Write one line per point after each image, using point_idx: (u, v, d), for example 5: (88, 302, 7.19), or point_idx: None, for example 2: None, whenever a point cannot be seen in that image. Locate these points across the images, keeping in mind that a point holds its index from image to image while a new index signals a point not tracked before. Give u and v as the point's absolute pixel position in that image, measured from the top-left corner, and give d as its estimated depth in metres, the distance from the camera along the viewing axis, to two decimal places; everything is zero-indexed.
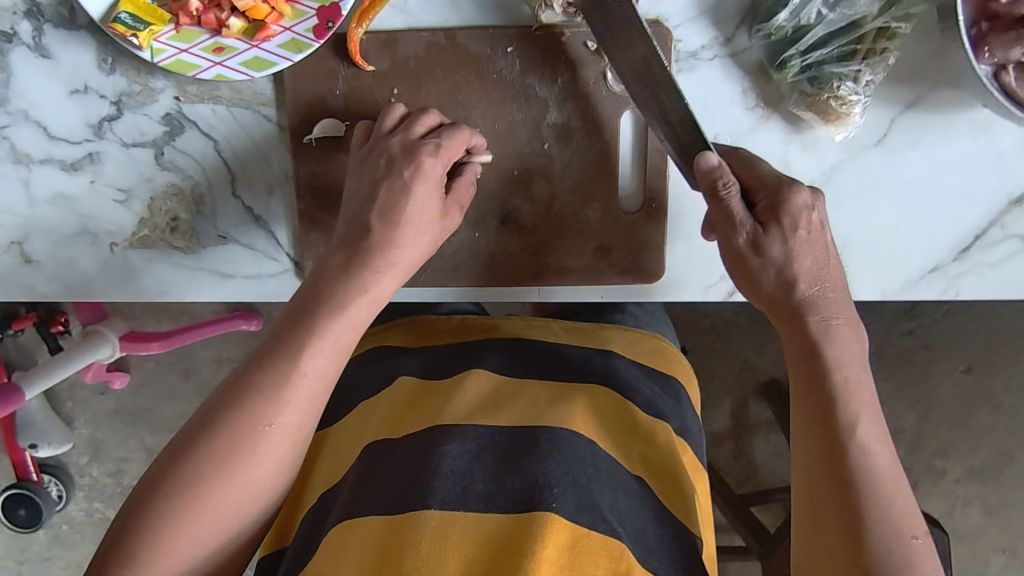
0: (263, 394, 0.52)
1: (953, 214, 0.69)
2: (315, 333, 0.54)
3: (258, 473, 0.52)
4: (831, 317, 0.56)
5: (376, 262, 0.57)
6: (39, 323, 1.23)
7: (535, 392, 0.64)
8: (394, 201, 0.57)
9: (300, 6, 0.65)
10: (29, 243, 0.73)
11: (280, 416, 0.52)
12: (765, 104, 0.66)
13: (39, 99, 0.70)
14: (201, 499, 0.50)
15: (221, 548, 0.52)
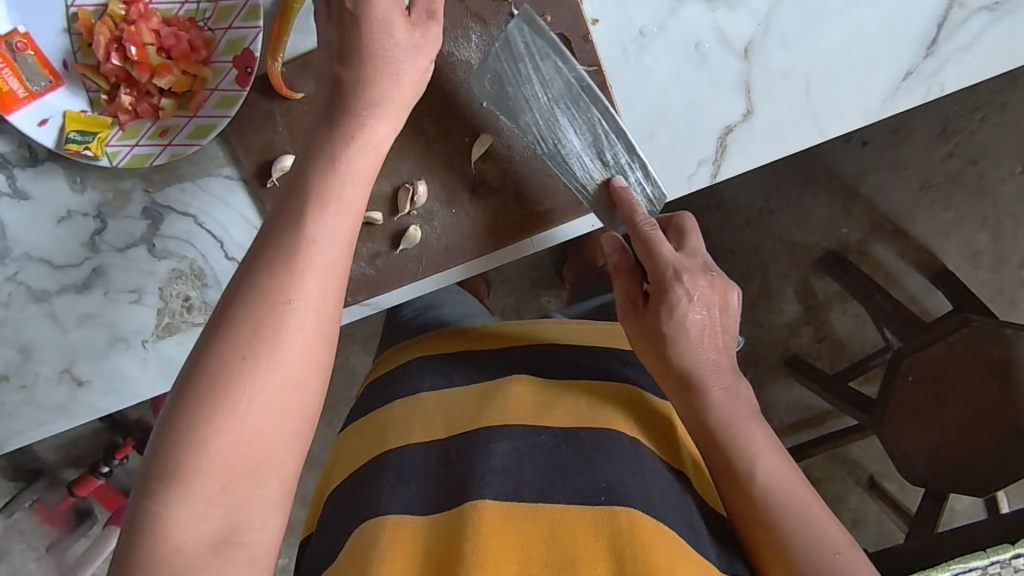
0: (274, 277, 0.50)
1: (906, 13, 0.66)
2: (311, 216, 0.52)
3: (289, 364, 0.49)
4: (714, 366, 0.65)
5: (362, 140, 0.56)
6: (137, 445, 1.37)
7: (575, 392, 0.70)
8: (362, 79, 0.57)
9: (218, 64, 0.68)
10: (76, 368, 0.78)
11: (294, 307, 0.50)
12: None
13: (33, 237, 0.75)
14: (244, 388, 0.48)
15: (275, 447, 0.49)
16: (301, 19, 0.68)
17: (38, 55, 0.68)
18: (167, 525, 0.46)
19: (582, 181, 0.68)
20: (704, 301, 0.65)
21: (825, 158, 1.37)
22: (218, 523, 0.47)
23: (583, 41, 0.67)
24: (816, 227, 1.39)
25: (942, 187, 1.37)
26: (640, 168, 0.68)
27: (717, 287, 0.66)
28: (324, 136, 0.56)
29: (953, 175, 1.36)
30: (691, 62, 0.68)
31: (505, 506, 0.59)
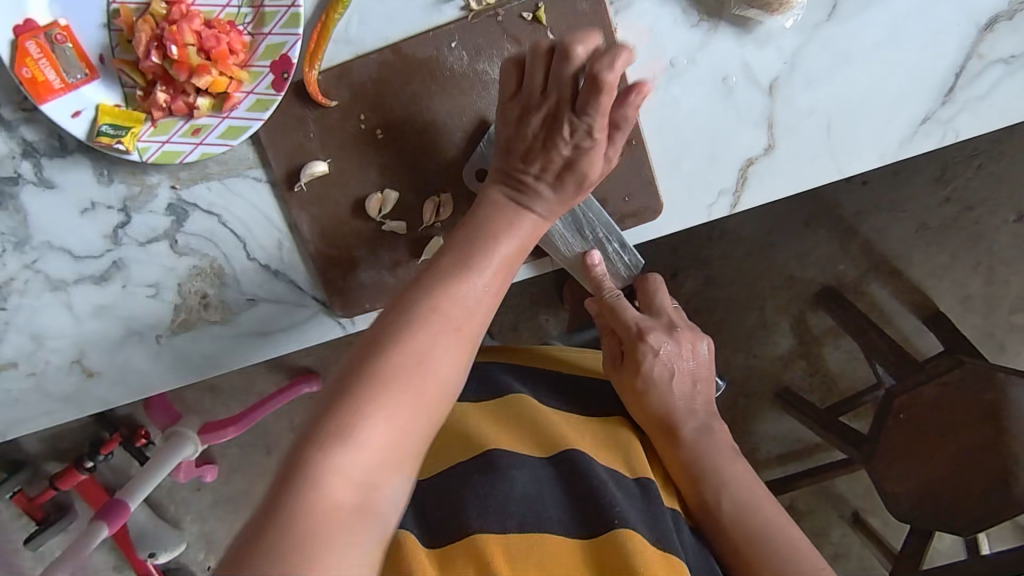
0: (457, 290, 0.58)
1: (926, 59, 0.68)
2: (487, 247, 0.61)
3: (434, 376, 0.53)
4: (692, 406, 0.72)
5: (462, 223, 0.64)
6: (125, 441, 1.36)
7: (585, 428, 0.71)
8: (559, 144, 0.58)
9: (255, 67, 0.69)
10: (87, 358, 0.78)
11: (435, 355, 0.54)
12: (707, 16, 0.68)
13: (55, 226, 0.75)
14: (346, 435, 0.48)
15: (378, 481, 0.49)
16: (340, 28, 0.70)
17: (77, 48, 0.69)
18: (326, 509, 0.46)
19: (565, 253, 0.71)
20: (668, 357, 0.72)
21: (826, 197, 1.38)
22: (344, 527, 0.46)
23: (615, 68, 0.69)
24: (815, 264, 1.41)
25: (940, 231, 1.39)
26: (618, 240, 0.72)
27: (688, 345, 0.74)
28: (460, 265, 0.59)
29: (952, 219, 1.39)
30: (717, 94, 0.69)
31: (508, 535, 0.58)
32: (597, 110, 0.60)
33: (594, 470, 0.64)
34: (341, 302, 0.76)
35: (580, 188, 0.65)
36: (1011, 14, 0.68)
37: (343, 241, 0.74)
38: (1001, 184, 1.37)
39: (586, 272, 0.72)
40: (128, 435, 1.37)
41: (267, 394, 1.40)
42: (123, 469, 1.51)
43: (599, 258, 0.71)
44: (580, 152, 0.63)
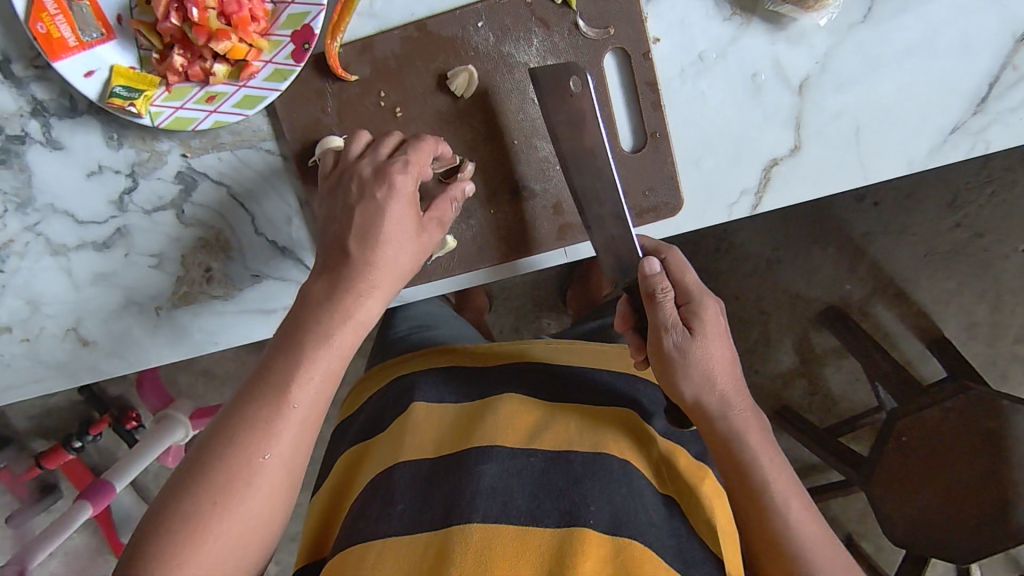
0: (275, 388, 0.58)
1: (959, 67, 0.67)
2: (302, 362, 0.59)
3: (294, 428, 0.58)
4: (738, 375, 0.66)
5: (357, 287, 0.61)
6: (113, 422, 1.33)
7: (568, 417, 0.69)
8: (373, 222, 0.61)
9: (275, 36, 0.67)
10: (83, 327, 0.77)
11: (273, 446, 0.57)
12: (741, 10, 0.67)
13: (61, 189, 0.74)
14: (217, 503, 0.54)
15: (259, 519, 0.56)
16: (365, 3, 0.68)
17: (94, 7, 0.68)
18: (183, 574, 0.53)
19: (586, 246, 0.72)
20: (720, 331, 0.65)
21: (836, 216, 1.37)
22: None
23: (642, 58, 0.67)
24: (823, 283, 1.40)
25: (950, 257, 1.38)
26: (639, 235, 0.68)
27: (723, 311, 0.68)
28: (332, 313, 0.60)
29: (963, 245, 1.37)
30: (745, 91, 0.68)
31: (497, 528, 0.58)
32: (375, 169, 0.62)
33: (568, 466, 0.64)
34: None
35: (389, 241, 0.61)
36: None
37: None
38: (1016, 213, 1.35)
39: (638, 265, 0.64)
40: (117, 417, 1.34)
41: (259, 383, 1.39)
42: (109, 450, 1.49)
43: (656, 263, 0.64)
44: (364, 196, 0.62)
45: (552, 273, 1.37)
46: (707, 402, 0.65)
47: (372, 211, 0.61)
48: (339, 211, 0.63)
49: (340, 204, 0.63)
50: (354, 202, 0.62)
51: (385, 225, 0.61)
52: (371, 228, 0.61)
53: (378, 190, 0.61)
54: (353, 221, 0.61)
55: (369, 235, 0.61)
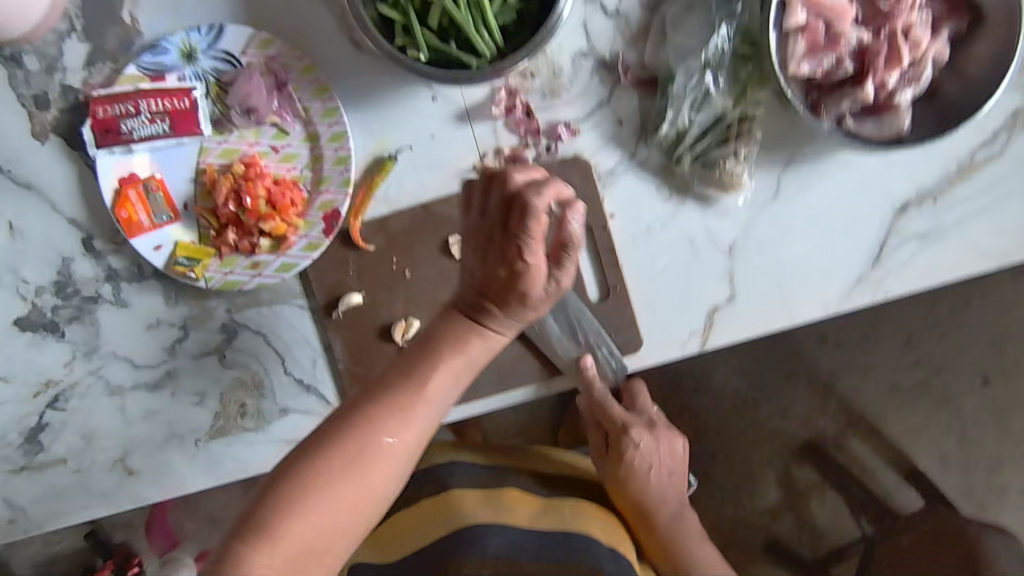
0: (409, 382, 0.67)
1: (856, 234, 0.85)
2: (449, 359, 0.68)
3: (417, 418, 0.67)
4: (662, 482, 0.90)
5: (509, 305, 0.68)
6: (117, 566, 1.38)
7: (561, 506, 0.87)
8: (496, 290, 0.67)
9: (309, 217, 0.84)
10: (129, 458, 0.91)
11: (398, 432, 0.66)
12: (676, 192, 0.84)
13: (123, 339, 0.89)
14: (343, 469, 0.63)
15: (373, 491, 0.65)
16: (382, 190, 0.86)
17: (165, 196, 0.85)
18: (299, 525, 0.61)
19: (563, 355, 0.85)
20: (650, 450, 0.88)
21: (802, 355, 1.49)
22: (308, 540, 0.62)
23: (601, 229, 0.85)
24: (802, 418, 1.50)
25: (912, 393, 1.50)
26: (607, 346, 0.85)
27: (661, 433, 0.90)
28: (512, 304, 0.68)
29: (924, 382, 1.50)
30: (686, 254, 0.85)
31: None
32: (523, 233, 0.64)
33: (559, 539, 0.83)
34: None
35: (524, 302, 0.68)
36: (919, 201, 0.84)
37: (368, 361, 0.87)
38: (967, 352, 1.49)
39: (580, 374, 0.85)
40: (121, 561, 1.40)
41: None
42: None
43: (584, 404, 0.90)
44: (518, 274, 0.66)
45: (546, 410, 1.48)
46: (635, 506, 0.89)
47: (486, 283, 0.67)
48: (469, 280, 0.69)
49: (481, 269, 0.68)
50: (499, 266, 0.66)
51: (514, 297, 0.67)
52: (512, 287, 0.67)
53: (523, 263, 0.65)
54: (479, 278, 0.68)
55: (520, 294, 0.67)
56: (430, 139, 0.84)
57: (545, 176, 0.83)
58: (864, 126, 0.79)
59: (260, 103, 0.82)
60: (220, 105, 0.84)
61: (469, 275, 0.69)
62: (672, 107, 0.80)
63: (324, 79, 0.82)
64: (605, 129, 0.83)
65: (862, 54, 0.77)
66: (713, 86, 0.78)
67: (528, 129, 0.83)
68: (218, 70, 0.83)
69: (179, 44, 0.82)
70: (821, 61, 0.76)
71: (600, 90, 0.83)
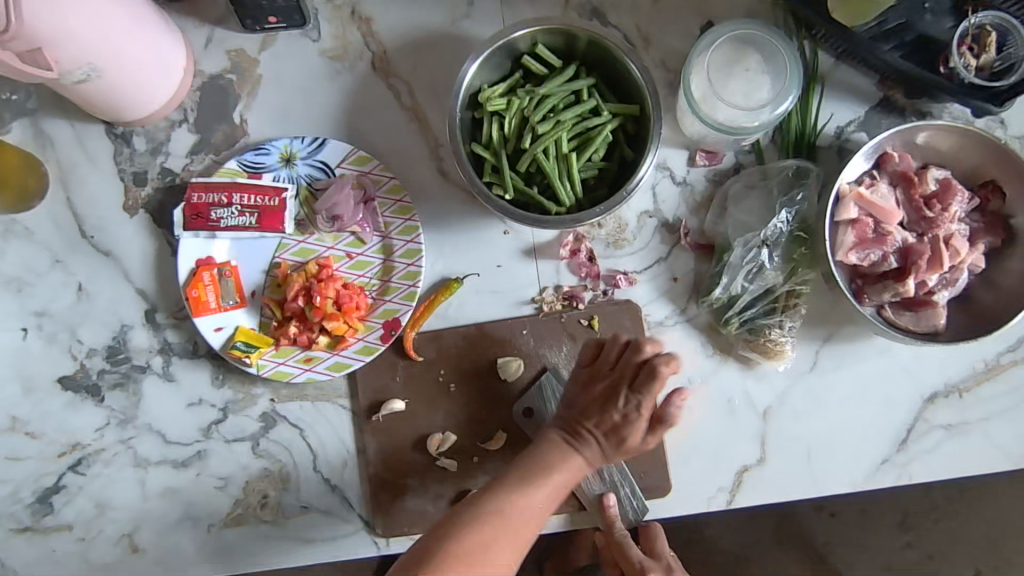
0: (518, 489, 0.72)
1: (887, 416, 0.88)
2: (550, 476, 0.73)
3: (527, 526, 0.71)
4: None
5: (614, 442, 0.75)
6: None
7: None
8: (605, 423, 0.75)
9: (370, 322, 0.88)
10: (138, 534, 0.89)
11: (513, 533, 0.70)
12: (720, 351, 0.88)
13: (161, 413, 0.90)
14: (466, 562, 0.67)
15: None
16: (441, 308, 0.90)
17: (236, 282, 0.89)
18: None
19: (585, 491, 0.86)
20: None
21: (795, 524, 1.40)
22: None
23: None
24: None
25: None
26: (629, 485, 0.86)
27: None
28: (619, 439, 0.75)
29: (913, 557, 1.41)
30: (723, 411, 0.88)
31: None
32: (650, 391, 0.73)
33: None
34: (384, 521, 0.87)
35: (618, 447, 0.75)
36: (948, 393, 0.88)
37: (399, 469, 0.88)
38: (971, 543, 1.40)
39: (602, 511, 0.85)
40: None
41: None
42: None
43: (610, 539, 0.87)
44: (627, 420, 0.75)
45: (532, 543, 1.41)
46: None
47: (601, 421, 0.75)
48: (573, 411, 0.77)
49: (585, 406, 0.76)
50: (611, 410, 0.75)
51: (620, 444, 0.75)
52: (617, 433, 0.75)
53: (635, 417, 0.74)
54: (580, 412, 0.76)
55: (621, 439, 0.75)
56: (496, 268, 0.90)
57: (597, 315, 0.88)
58: (901, 317, 0.84)
59: (345, 212, 0.87)
60: (306, 209, 0.89)
61: (580, 394, 0.77)
62: (728, 272, 0.86)
63: (408, 200, 0.89)
64: (660, 283, 0.89)
65: (906, 252, 0.83)
66: (767, 261, 0.85)
67: (588, 271, 0.89)
68: (313, 177, 0.89)
69: (282, 149, 0.89)
70: (868, 254, 0.83)
71: (659, 248, 0.89)
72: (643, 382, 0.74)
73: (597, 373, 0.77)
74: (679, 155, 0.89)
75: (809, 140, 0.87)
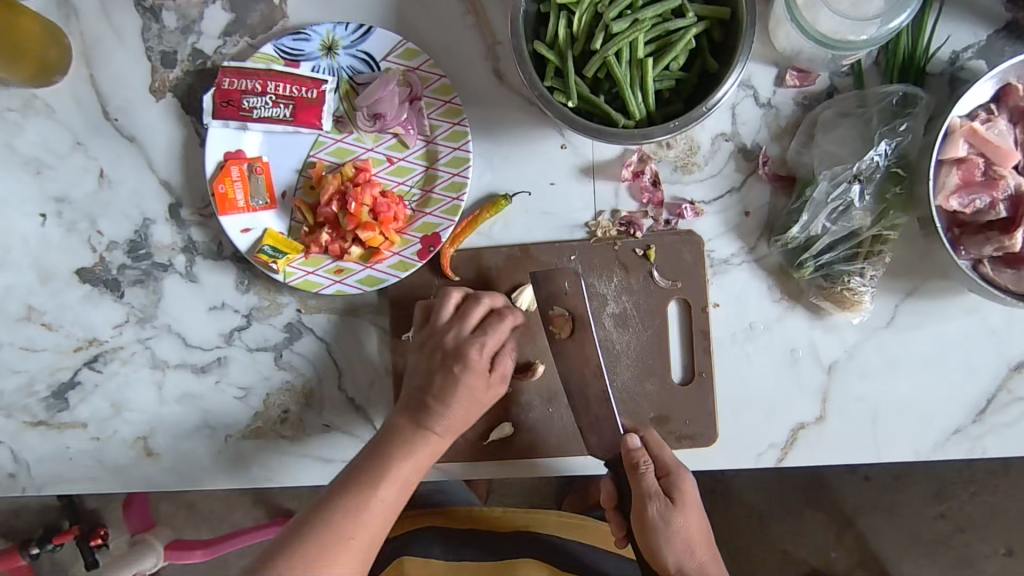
0: (388, 459, 0.72)
1: (965, 382, 0.80)
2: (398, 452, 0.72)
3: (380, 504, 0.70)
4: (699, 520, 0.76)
5: (450, 407, 0.74)
6: (78, 537, 1.31)
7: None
8: (447, 388, 0.74)
9: (408, 236, 0.81)
10: (153, 438, 0.85)
11: (370, 505, 0.70)
12: (788, 297, 0.80)
13: (182, 314, 0.84)
14: (322, 534, 0.67)
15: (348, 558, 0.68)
16: (485, 226, 0.82)
17: (267, 181, 0.82)
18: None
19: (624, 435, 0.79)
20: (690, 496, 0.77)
21: (827, 485, 1.34)
22: None
23: (701, 311, 0.80)
24: (812, 548, 1.34)
25: (970, 554, 1.32)
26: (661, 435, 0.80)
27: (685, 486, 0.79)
28: (454, 392, 0.74)
29: (943, 525, 1.33)
30: (784, 362, 0.80)
31: None
32: (494, 330, 0.76)
33: None
34: None
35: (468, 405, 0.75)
36: None
37: None
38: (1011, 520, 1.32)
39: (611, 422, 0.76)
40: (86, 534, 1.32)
41: (227, 533, 1.35)
42: (63, 566, 1.44)
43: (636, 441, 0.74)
44: (469, 369, 0.74)
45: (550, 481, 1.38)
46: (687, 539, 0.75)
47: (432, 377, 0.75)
48: (413, 374, 0.77)
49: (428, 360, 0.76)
50: (447, 358, 0.75)
51: (461, 398, 0.74)
52: (453, 387, 0.74)
53: (475, 360, 0.75)
54: (417, 375, 0.76)
55: (460, 390, 0.74)
56: (549, 186, 0.82)
57: (654, 246, 0.80)
58: (1000, 275, 0.74)
59: (389, 111, 0.79)
60: (346, 105, 0.81)
61: (421, 357, 0.77)
62: (809, 209, 0.76)
63: (458, 102, 0.80)
64: (729, 217, 0.80)
65: (1018, 202, 0.73)
66: (856, 199, 0.75)
67: (650, 197, 0.80)
68: (355, 70, 0.81)
69: (324, 36, 0.80)
70: (973, 200, 0.73)
71: (732, 177, 0.80)
72: (485, 322, 0.77)
73: (431, 331, 0.77)
74: (766, 73, 0.79)
75: (918, 65, 0.76)
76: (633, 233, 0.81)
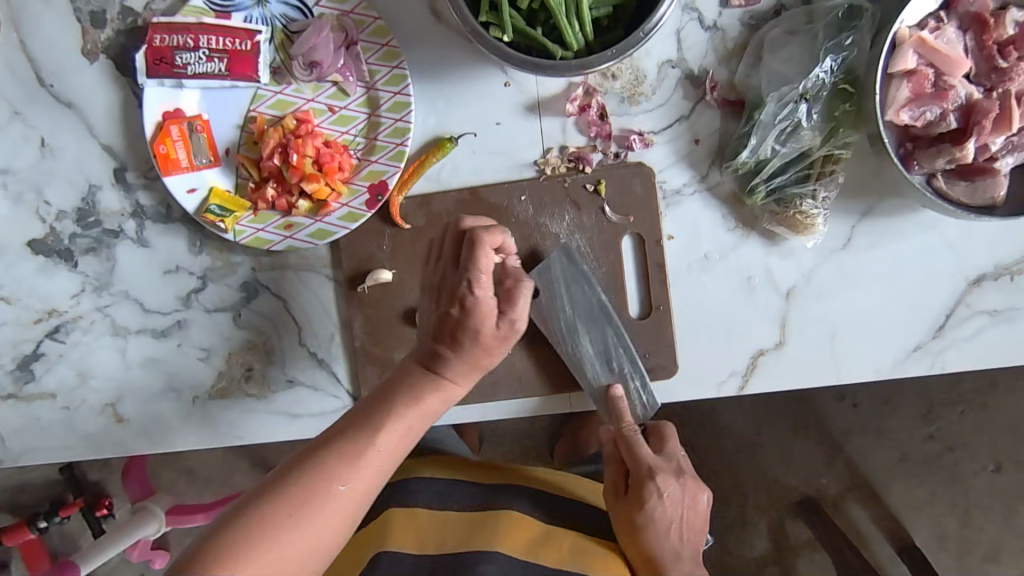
0: (381, 412, 0.66)
1: (925, 298, 0.80)
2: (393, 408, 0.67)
3: (372, 457, 0.64)
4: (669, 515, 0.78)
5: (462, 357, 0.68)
6: (85, 508, 1.33)
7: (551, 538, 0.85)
8: (464, 324, 0.67)
9: (355, 186, 0.79)
10: (121, 404, 0.86)
11: (361, 464, 0.64)
12: (742, 225, 0.79)
13: (138, 280, 0.84)
14: (306, 484, 0.62)
15: (329, 520, 0.62)
16: (433, 170, 0.81)
17: (209, 138, 0.80)
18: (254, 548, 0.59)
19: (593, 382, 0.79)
20: (672, 496, 0.78)
21: (814, 412, 1.35)
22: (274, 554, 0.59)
23: (655, 244, 0.79)
24: (803, 475, 1.35)
25: (959, 471, 1.34)
26: (640, 378, 0.79)
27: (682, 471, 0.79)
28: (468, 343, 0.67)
29: (937, 448, 1.34)
30: (741, 289, 0.80)
31: None
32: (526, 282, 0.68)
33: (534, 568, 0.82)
34: None
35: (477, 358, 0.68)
36: (996, 275, 0.79)
37: (387, 342, 0.83)
38: (999, 435, 1.33)
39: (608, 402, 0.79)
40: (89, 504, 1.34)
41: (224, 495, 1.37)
42: (72, 537, 1.48)
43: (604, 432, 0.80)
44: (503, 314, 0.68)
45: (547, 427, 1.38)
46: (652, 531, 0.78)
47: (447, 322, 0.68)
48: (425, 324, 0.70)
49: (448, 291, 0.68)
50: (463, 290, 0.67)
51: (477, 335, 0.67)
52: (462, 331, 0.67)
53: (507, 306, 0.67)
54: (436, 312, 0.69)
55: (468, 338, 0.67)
56: (495, 126, 0.80)
57: (604, 179, 0.79)
58: (954, 188, 0.73)
59: (325, 58, 0.77)
60: (282, 54, 0.79)
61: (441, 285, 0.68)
62: (757, 132, 0.75)
63: (395, 44, 0.78)
64: (679, 145, 0.79)
65: (969, 111, 0.71)
66: (804, 119, 0.74)
67: (598, 130, 0.79)
68: (288, 18, 0.78)
69: None
70: (924, 112, 0.71)
71: (680, 104, 0.79)
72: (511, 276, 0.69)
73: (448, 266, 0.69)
74: None
75: None
76: (582, 168, 0.79)
